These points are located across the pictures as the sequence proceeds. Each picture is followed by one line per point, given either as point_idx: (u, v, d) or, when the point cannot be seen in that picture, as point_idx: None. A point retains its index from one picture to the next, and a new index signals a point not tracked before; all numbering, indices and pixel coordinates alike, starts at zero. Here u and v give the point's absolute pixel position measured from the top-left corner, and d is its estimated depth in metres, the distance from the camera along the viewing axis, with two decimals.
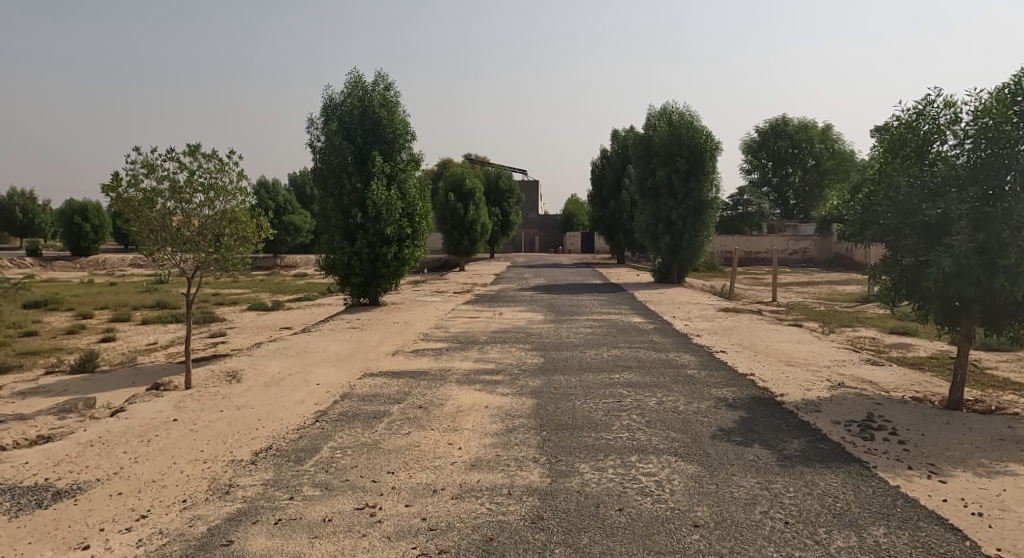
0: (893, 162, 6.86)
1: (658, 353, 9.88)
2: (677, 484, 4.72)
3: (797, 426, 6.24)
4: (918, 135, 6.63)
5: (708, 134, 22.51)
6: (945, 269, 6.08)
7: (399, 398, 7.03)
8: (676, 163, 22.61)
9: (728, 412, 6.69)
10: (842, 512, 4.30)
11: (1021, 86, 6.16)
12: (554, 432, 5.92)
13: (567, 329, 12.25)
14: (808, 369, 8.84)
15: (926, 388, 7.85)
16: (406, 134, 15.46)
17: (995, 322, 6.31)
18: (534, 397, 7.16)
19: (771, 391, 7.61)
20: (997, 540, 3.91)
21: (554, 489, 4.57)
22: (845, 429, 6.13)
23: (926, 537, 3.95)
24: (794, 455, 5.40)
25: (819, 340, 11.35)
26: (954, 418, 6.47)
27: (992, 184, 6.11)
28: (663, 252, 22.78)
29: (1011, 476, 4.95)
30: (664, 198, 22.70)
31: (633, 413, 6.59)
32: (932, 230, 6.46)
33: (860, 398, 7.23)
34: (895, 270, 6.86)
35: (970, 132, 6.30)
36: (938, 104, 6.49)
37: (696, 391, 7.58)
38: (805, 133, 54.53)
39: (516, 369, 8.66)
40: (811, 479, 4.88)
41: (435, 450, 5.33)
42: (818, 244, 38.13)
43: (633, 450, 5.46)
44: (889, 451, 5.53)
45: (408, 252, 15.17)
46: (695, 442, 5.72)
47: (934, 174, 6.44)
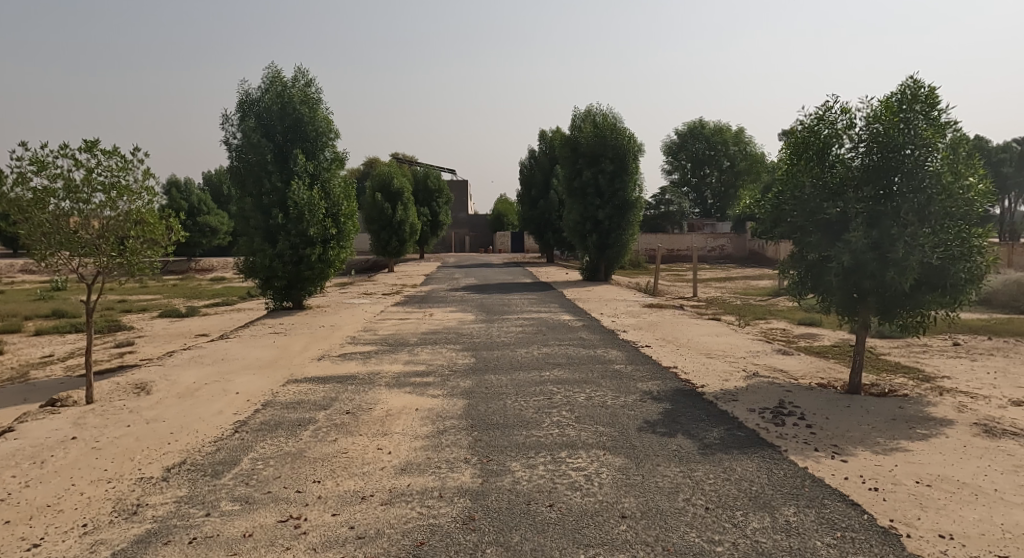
0: (797, 163, 7.29)
1: (587, 349, 10.09)
2: (604, 477, 4.84)
3: (716, 415, 6.54)
4: (819, 138, 7.07)
5: (632, 135, 23.13)
6: (844, 263, 6.58)
7: (325, 404, 6.85)
8: (601, 163, 23.13)
9: (653, 405, 6.93)
10: (756, 494, 4.55)
11: (907, 95, 6.70)
12: (485, 431, 5.95)
13: (498, 328, 12.29)
14: (725, 360, 9.28)
15: (830, 374, 8.42)
16: (329, 132, 15.09)
17: (887, 312, 6.85)
18: (465, 398, 7.15)
19: (692, 383, 7.94)
20: (891, 513, 4.25)
21: (486, 489, 4.58)
22: (759, 416, 6.48)
23: (831, 513, 4.24)
24: (714, 443, 5.65)
25: (736, 333, 11.93)
26: (855, 401, 6.97)
27: (883, 185, 6.63)
28: (591, 250, 23.26)
29: (904, 453, 5.39)
30: (590, 198, 23.18)
31: (562, 410, 6.70)
32: (833, 228, 6.93)
33: (773, 386, 7.66)
34: (802, 265, 7.32)
35: (863, 137, 6.78)
36: (835, 110, 6.97)
37: (623, 385, 7.79)
38: (720, 136, 57.25)
39: (446, 370, 8.62)
40: (729, 465, 5.13)
41: (363, 457, 5.22)
42: (734, 242, 40.12)
43: (562, 446, 5.56)
44: (798, 435, 5.89)
45: (333, 254, 14.77)
46: (622, 435, 5.89)
47: (834, 175, 6.90)
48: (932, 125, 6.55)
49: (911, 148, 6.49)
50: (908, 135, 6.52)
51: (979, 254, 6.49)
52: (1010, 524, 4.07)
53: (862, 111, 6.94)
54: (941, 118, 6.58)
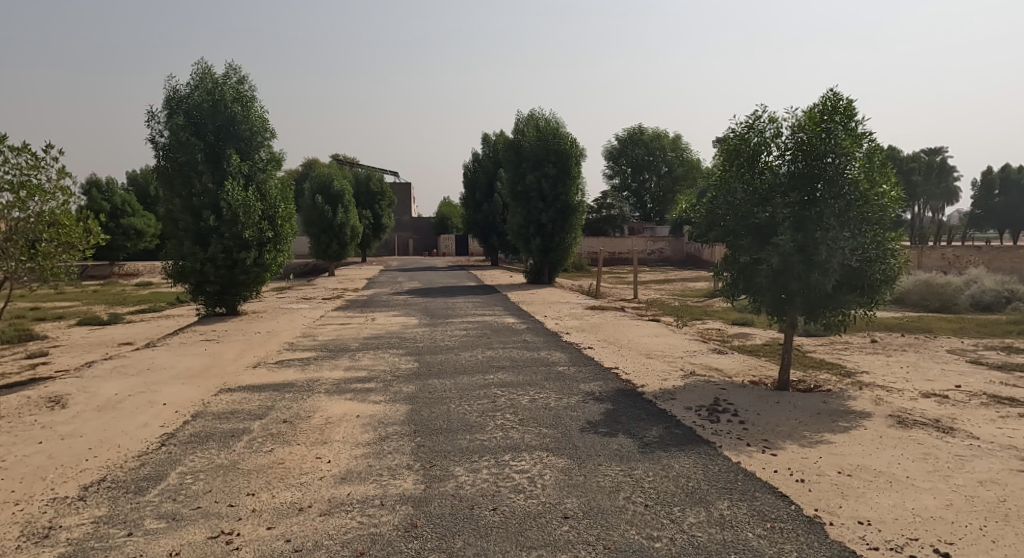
0: (728, 169, 7.56)
1: (530, 352, 10.14)
2: (548, 479, 4.87)
3: (655, 414, 6.69)
4: (749, 146, 7.35)
5: (574, 140, 23.44)
6: (773, 265, 6.89)
7: (261, 413, 6.62)
8: (544, 167, 23.32)
9: (595, 406, 7.03)
10: (693, 490, 4.68)
11: (828, 105, 7.07)
12: (429, 436, 5.89)
13: (441, 332, 12.20)
14: (664, 361, 9.52)
15: (761, 372, 8.78)
16: (264, 131, 14.65)
17: (813, 311, 7.20)
18: (408, 403, 7.06)
19: (633, 383, 8.10)
20: (816, 502, 4.46)
21: (428, 495, 4.53)
22: (696, 414, 6.67)
23: (762, 505, 4.41)
24: (653, 441, 5.78)
25: (675, 333, 12.26)
26: (783, 397, 7.28)
27: (807, 191, 6.98)
28: (535, 254, 23.44)
29: (828, 445, 5.67)
30: (534, 201, 23.35)
31: (507, 413, 6.70)
32: (763, 232, 7.24)
33: (709, 385, 7.92)
34: (735, 268, 7.61)
35: (789, 145, 7.11)
36: (764, 119, 7.28)
37: (565, 387, 7.87)
38: (658, 142, 58.89)
39: (389, 375, 8.49)
40: (667, 462, 5.27)
41: (301, 467, 5.08)
42: (673, 245, 41.33)
43: (506, 449, 5.56)
44: (732, 431, 6.10)
45: (270, 257, 14.32)
46: (565, 436, 5.95)
47: (763, 181, 7.20)
48: (851, 135, 6.93)
49: (832, 156, 6.87)
50: (829, 144, 6.90)
51: (893, 256, 6.90)
52: (921, 508, 4.34)
53: (788, 121, 7.28)
54: (858, 129, 6.97)
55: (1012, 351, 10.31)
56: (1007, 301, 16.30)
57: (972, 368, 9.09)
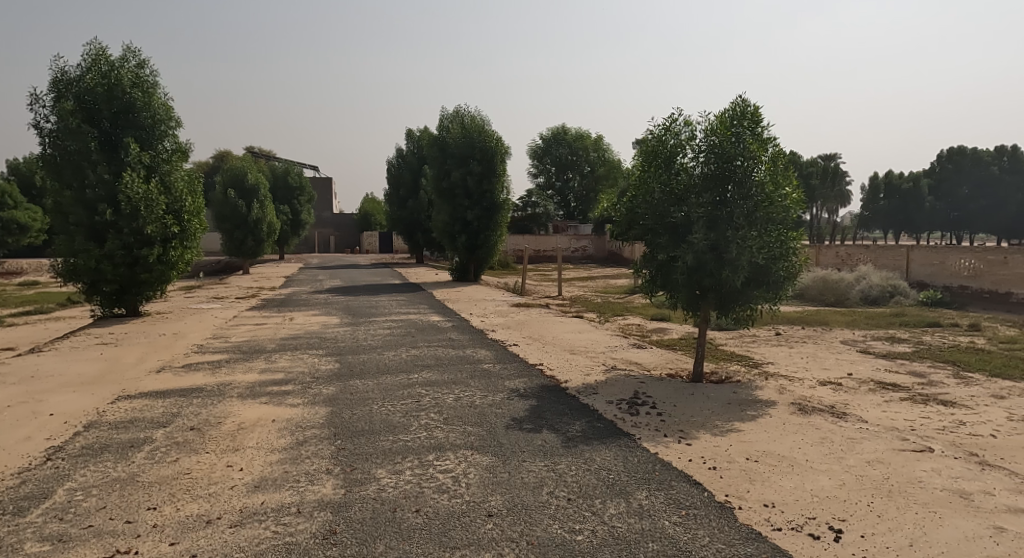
0: (647, 169, 7.75)
1: (456, 350, 10.06)
2: (472, 477, 4.83)
3: (578, 409, 6.79)
4: (666, 147, 7.59)
5: (498, 138, 23.48)
6: (688, 262, 7.16)
7: (164, 421, 6.21)
8: (469, 165, 23.21)
9: (519, 402, 7.05)
10: (613, 482, 4.78)
11: (738, 111, 7.41)
12: (349, 439, 5.71)
13: (364, 331, 11.90)
14: (587, 356, 9.70)
15: (677, 365, 9.11)
16: (167, 120, 13.78)
17: (724, 306, 7.55)
18: (328, 405, 6.83)
19: (556, 378, 8.20)
20: (728, 489, 4.65)
21: (349, 499, 4.38)
22: (616, 407, 6.82)
23: (677, 494, 4.55)
24: (577, 436, 5.87)
25: (597, 329, 12.53)
26: (698, 389, 7.58)
27: (719, 192, 7.30)
28: (460, 251, 23.33)
29: (737, 433, 5.95)
30: (459, 198, 23.21)
31: (431, 412, 6.60)
32: (679, 230, 7.50)
33: (629, 379, 8.12)
34: (653, 265, 7.85)
35: (702, 148, 7.40)
36: (680, 122, 7.54)
37: (491, 384, 7.85)
38: (581, 142, 60.19)
39: (308, 377, 8.18)
40: (590, 456, 5.35)
41: (209, 476, 4.79)
42: (595, 243, 42.46)
43: (430, 449, 5.47)
44: (650, 423, 6.27)
45: (175, 254, 13.52)
46: (489, 433, 5.93)
47: (679, 182, 7.44)
48: (757, 139, 7.30)
49: (740, 159, 7.21)
50: (738, 147, 7.23)
51: (794, 254, 7.34)
52: (818, 489, 4.62)
53: (701, 125, 7.57)
54: (764, 134, 7.34)
55: (895, 341, 11.24)
56: (891, 295, 17.81)
57: (862, 356, 9.84)
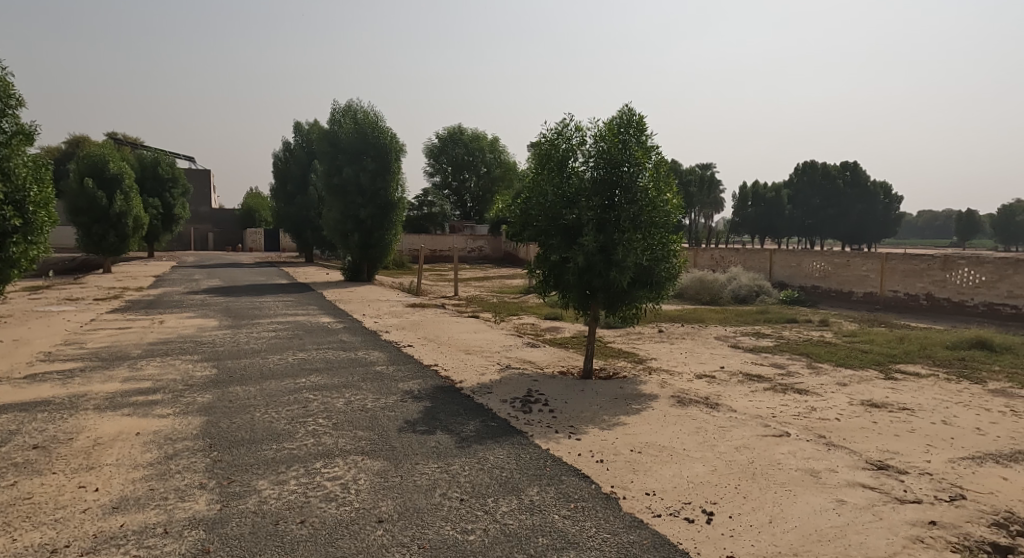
0: (540, 172, 7.88)
1: (347, 352, 9.71)
2: (362, 483, 4.66)
3: (472, 409, 6.77)
4: (558, 151, 7.76)
5: (393, 135, 22.98)
6: (579, 263, 7.38)
7: (1, 440, 5.47)
8: (362, 161, 22.54)
9: (413, 404, 6.91)
10: (506, 480, 4.79)
11: (625, 120, 7.71)
12: (227, 450, 5.33)
13: (245, 334, 11.20)
14: (481, 355, 9.72)
15: (569, 362, 9.36)
16: (6, 97, 12.23)
17: (612, 305, 7.85)
18: (203, 415, 6.34)
19: (451, 379, 8.14)
20: (615, 480, 4.81)
21: (225, 515, 4.07)
22: (510, 405, 6.87)
23: (567, 488, 4.64)
24: (470, 436, 5.83)
25: (492, 329, 12.60)
26: (588, 385, 7.82)
27: (607, 196, 7.56)
28: (353, 250, 22.60)
29: (623, 426, 6.19)
30: (351, 196, 22.47)
31: (319, 418, 6.31)
32: (570, 232, 7.70)
33: (523, 377, 8.22)
34: (546, 266, 8.00)
35: (592, 153, 7.65)
36: (571, 127, 7.74)
37: (383, 387, 7.65)
38: (477, 143, 60.44)
39: (179, 384, 7.55)
40: (483, 455, 5.34)
41: (56, 500, 4.27)
42: (491, 243, 42.78)
43: (318, 456, 5.23)
44: (542, 420, 6.38)
45: (17, 250, 12.01)
46: (381, 437, 5.75)
47: (570, 185, 7.62)
48: (642, 147, 7.63)
49: (627, 165, 7.51)
50: (624, 154, 7.53)
51: (675, 256, 7.77)
52: (695, 475, 4.90)
53: (591, 131, 7.82)
54: (648, 142, 7.70)
55: (761, 336, 12.23)
56: (757, 294, 19.37)
57: (733, 351, 10.62)
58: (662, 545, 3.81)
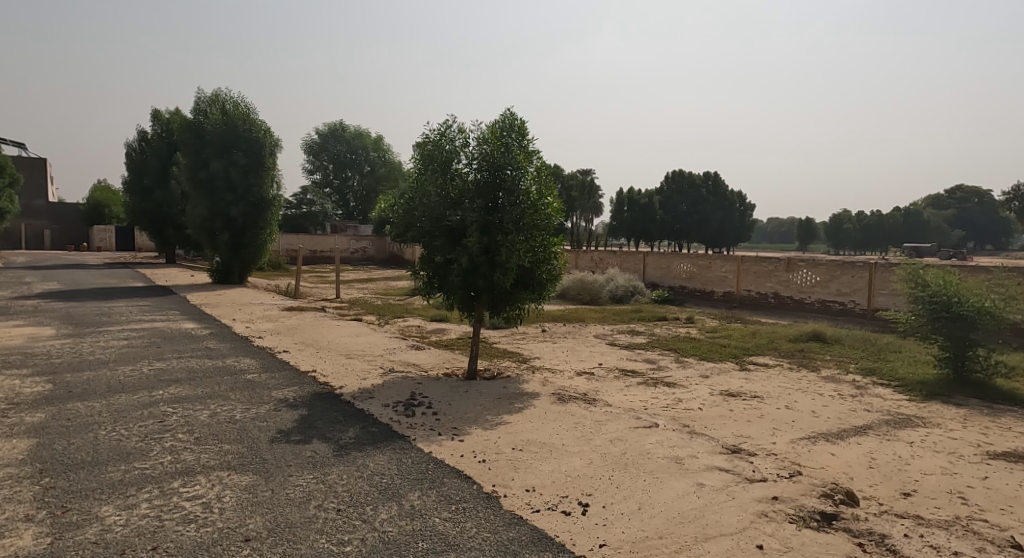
0: (423, 172, 7.82)
1: (213, 360, 9.05)
2: (227, 501, 4.36)
3: (352, 415, 6.58)
4: (442, 152, 7.73)
5: (266, 128, 21.76)
6: (463, 265, 7.40)
7: None
8: (232, 155, 21.11)
9: (288, 412, 6.58)
10: (386, 486, 4.69)
11: (508, 123, 7.83)
12: (63, 475, 4.77)
13: (90, 344, 10.08)
14: (363, 359, 9.46)
15: (454, 364, 9.35)
16: None
17: (496, 306, 7.96)
18: (34, 437, 5.62)
19: (330, 384, 7.85)
20: (495, 479, 4.87)
21: (59, 549, 3.65)
22: (392, 410, 6.75)
23: (449, 490, 4.63)
24: (349, 443, 5.66)
25: (375, 332, 12.30)
26: (471, 386, 7.85)
27: (490, 199, 7.64)
28: (222, 250, 21.14)
29: (506, 425, 6.28)
30: (220, 192, 20.97)
31: (178, 433, 5.83)
32: (454, 234, 7.70)
33: (406, 381, 8.10)
34: (430, 267, 7.95)
35: (475, 156, 7.71)
36: (454, 129, 7.75)
37: (254, 396, 7.22)
38: (360, 141, 58.80)
39: (3, 404, 6.64)
40: (362, 462, 5.19)
41: None
42: (375, 243, 41.76)
43: (176, 474, 4.83)
44: (426, 423, 6.33)
45: None
46: (251, 450, 5.42)
47: (454, 187, 7.62)
48: (524, 151, 7.79)
49: (510, 169, 7.63)
50: (507, 157, 7.65)
51: (555, 258, 8.02)
52: (572, 469, 5.08)
53: (474, 133, 7.88)
54: (530, 146, 7.88)
55: (636, 334, 12.94)
56: (633, 295, 20.44)
57: (610, 349, 11.13)
58: (539, 540, 3.92)
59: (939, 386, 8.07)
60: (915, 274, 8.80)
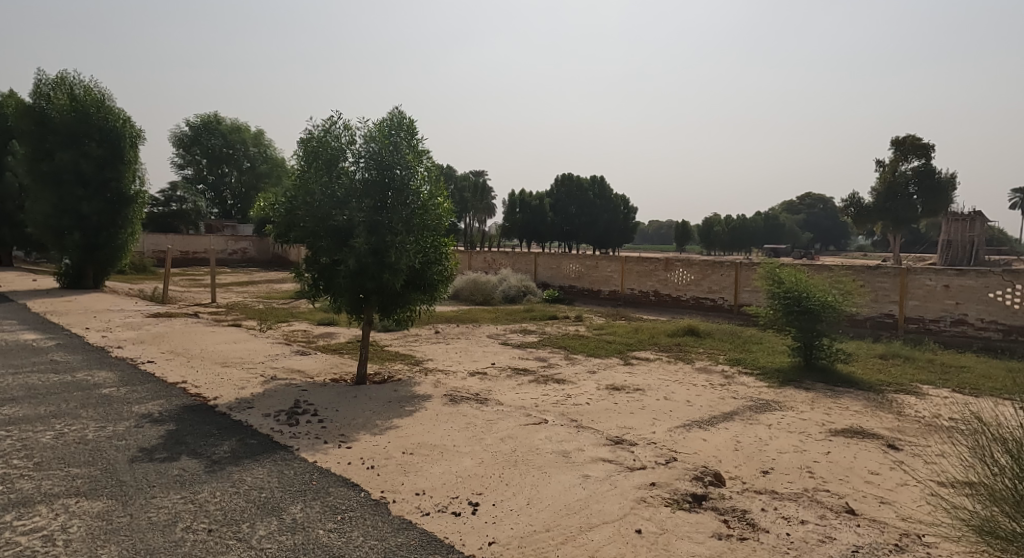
0: (307, 170, 7.51)
1: (63, 375, 8.16)
2: (77, 531, 3.95)
3: (227, 427, 6.18)
4: (327, 149, 7.46)
5: (125, 118, 19.87)
6: (350, 266, 7.20)
7: None
8: (83, 146, 19.04)
9: (152, 429, 6.07)
10: (265, 501, 4.46)
11: (396, 122, 7.70)
12: None
13: None
14: (242, 368, 8.92)
15: (341, 369, 9.06)
16: None
17: (387, 308, 7.82)
18: None
19: (203, 396, 7.34)
20: (383, 485, 4.78)
21: None
22: (273, 420, 6.42)
23: (334, 500, 4.48)
24: (224, 457, 5.32)
25: (255, 338, 11.64)
26: (360, 391, 7.64)
27: (379, 198, 7.47)
28: (73, 252, 19.16)
29: (395, 429, 6.18)
30: (69, 187, 18.87)
31: (16, 459, 5.19)
32: (341, 234, 7.47)
33: (289, 388, 7.75)
34: (315, 268, 7.67)
35: (362, 154, 7.51)
36: (340, 126, 7.51)
37: (112, 412, 6.59)
38: (237, 135, 55.40)
39: None
40: (238, 477, 4.90)
41: None
42: (256, 244, 39.54)
43: (13, 506, 4.31)
44: (310, 431, 6.09)
45: None
46: (107, 472, 4.95)
47: (340, 185, 7.38)
48: (413, 150, 7.70)
49: (399, 168, 7.50)
50: (396, 156, 7.52)
51: (446, 259, 8.01)
52: (462, 469, 5.09)
53: (361, 131, 7.68)
54: (419, 146, 7.80)
55: (527, 333, 13.20)
56: (524, 294, 20.80)
57: (502, 348, 11.27)
58: (428, 543, 3.90)
59: (793, 373, 8.92)
60: (773, 273, 9.70)
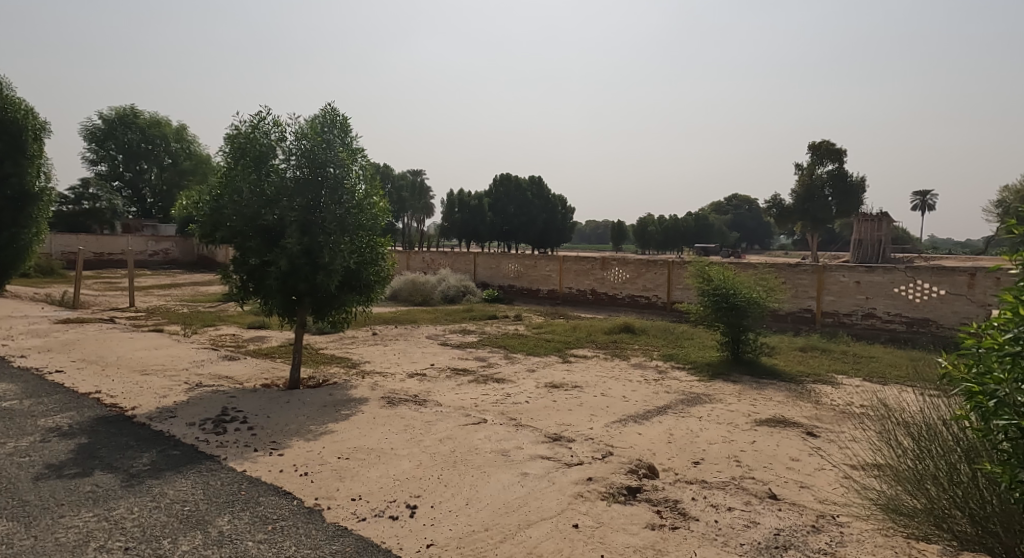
0: (234, 168, 7.19)
1: None
2: None
3: (147, 439, 5.84)
4: (255, 146, 7.16)
5: (26, 107, 18.07)
6: (281, 267, 6.96)
7: None
8: None
9: (61, 443, 5.65)
10: (189, 514, 4.24)
11: (329, 119, 7.47)
12: None
13: None
14: (163, 375, 8.46)
15: (272, 374, 8.74)
16: None
17: (320, 310, 7.60)
18: None
19: (120, 406, 6.90)
20: (317, 492, 4.63)
21: None
22: (199, 429, 6.12)
23: (263, 510, 4.30)
24: (143, 471, 5.01)
25: (178, 343, 11.06)
26: (293, 396, 7.39)
27: (311, 197, 7.24)
28: None
29: (330, 434, 6.00)
30: None
31: None
32: (270, 233, 7.21)
33: (216, 395, 7.40)
34: (244, 270, 7.37)
35: (293, 151, 7.25)
36: (269, 122, 7.22)
37: (15, 427, 6.10)
38: (158, 130, 52.59)
39: None
40: (159, 491, 4.63)
41: None
42: (179, 246, 37.69)
43: None
44: (239, 439, 5.83)
45: None
46: (8, 492, 4.57)
47: (269, 184, 7.11)
48: (347, 148, 7.50)
49: (332, 166, 7.28)
50: (329, 154, 7.29)
51: (382, 259, 7.86)
52: (400, 472, 5.00)
53: (291, 127, 7.42)
54: (353, 144, 7.61)
55: (466, 333, 13.13)
56: (464, 294, 20.70)
57: (440, 349, 11.17)
58: (364, 549, 3.80)
59: (722, 366, 9.26)
60: (702, 270, 10.03)
